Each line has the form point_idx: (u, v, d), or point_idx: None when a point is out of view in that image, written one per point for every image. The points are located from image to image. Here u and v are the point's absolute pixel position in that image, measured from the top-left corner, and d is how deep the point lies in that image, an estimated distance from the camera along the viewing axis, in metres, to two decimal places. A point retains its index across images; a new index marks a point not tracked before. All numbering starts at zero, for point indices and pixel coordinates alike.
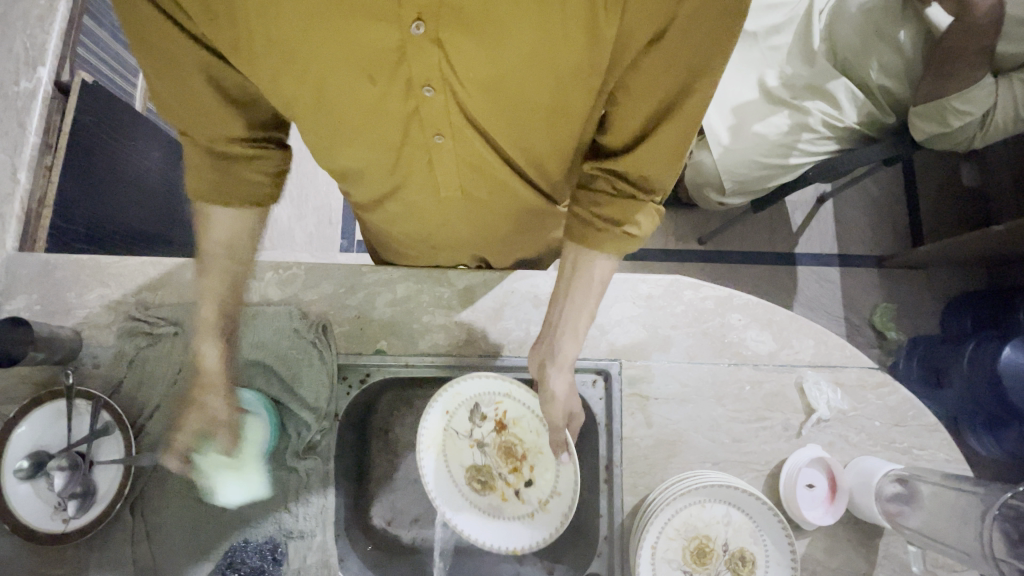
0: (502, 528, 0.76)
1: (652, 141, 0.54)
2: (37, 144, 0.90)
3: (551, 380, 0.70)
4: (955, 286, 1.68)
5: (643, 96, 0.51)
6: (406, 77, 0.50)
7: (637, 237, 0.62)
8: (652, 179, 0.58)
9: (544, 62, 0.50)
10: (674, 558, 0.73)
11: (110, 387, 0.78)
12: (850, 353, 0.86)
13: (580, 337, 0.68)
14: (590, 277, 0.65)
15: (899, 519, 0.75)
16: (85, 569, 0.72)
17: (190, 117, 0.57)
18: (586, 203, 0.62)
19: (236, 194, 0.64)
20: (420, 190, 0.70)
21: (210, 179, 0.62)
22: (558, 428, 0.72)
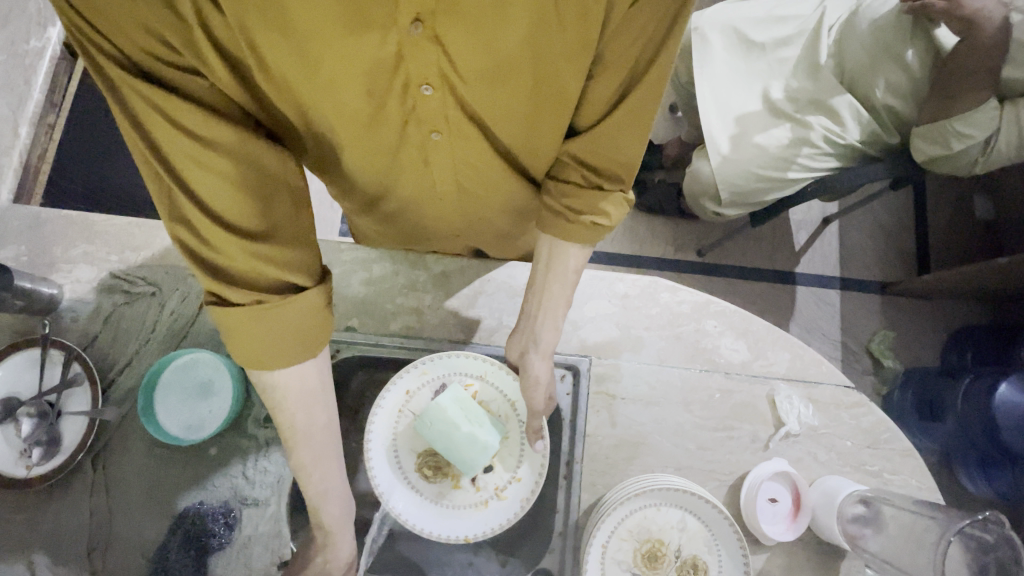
0: (451, 516, 0.72)
1: (623, 116, 0.56)
2: (40, 101, 1.01)
3: (532, 365, 0.71)
4: (959, 319, 1.64)
5: (616, 72, 0.54)
6: (404, 79, 0.50)
7: (607, 225, 0.63)
8: (624, 159, 0.60)
9: (537, 56, 0.50)
10: (623, 560, 0.72)
11: (85, 341, 0.80)
12: (826, 370, 0.85)
13: (559, 326, 0.71)
14: (565, 267, 0.67)
15: (860, 542, 0.73)
16: (43, 516, 0.73)
17: (201, 237, 0.48)
18: (558, 197, 0.63)
19: (297, 339, 0.53)
20: (413, 191, 0.70)
21: (242, 317, 0.50)
22: (537, 413, 0.71)
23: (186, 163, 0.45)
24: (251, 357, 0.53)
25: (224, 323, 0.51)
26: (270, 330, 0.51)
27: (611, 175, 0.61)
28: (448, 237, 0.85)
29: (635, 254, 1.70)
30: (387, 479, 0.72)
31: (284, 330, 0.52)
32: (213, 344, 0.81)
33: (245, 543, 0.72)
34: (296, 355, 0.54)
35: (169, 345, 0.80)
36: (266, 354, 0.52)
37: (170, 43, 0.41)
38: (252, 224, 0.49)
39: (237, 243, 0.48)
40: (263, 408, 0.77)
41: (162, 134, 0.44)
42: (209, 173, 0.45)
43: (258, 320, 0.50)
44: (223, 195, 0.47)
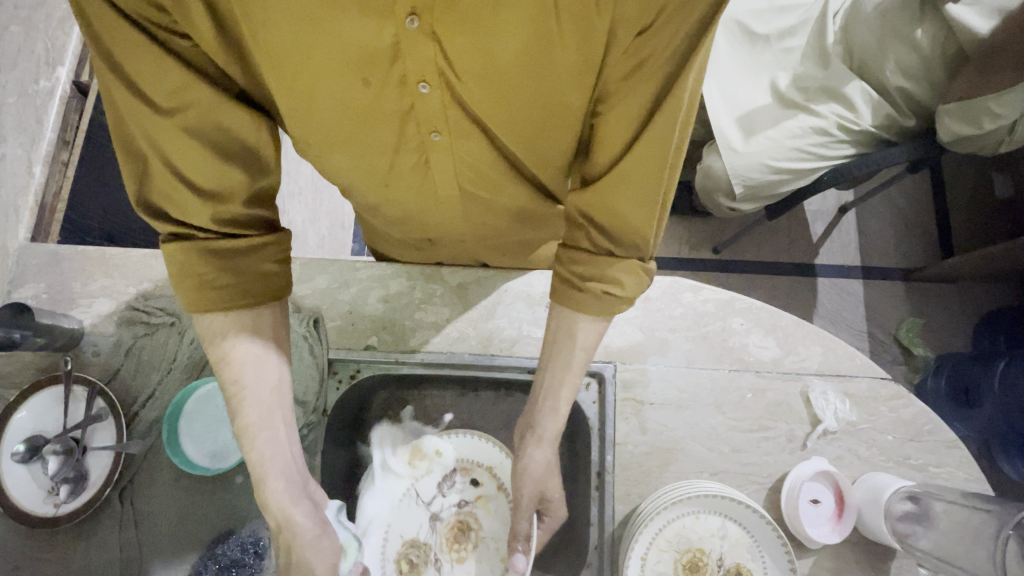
0: None
1: (632, 171, 0.47)
2: (53, 140, 0.97)
3: (528, 453, 0.62)
4: (989, 301, 1.59)
5: (630, 110, 0.44)
6: (400, 76, 0.45)
7: (620, 298, 0.55)
8: (634, 224, 0.50)
9: (540, 63, 0.44)
10: (664, 572, 0.69)
11: (107, 375, 0.80)
12: (861, 363, 0.82)
13: (564, 412, 0.61)
14: (571, 340, 0.58)
15: (910, 540, 0.70)
16: (72, 556, 0.73)
17: (159, 161, 0.47)
18: (567, 262, 0.55)
19: (235, 298, 0.53)
20: (418, 195, 0.64)
21: (183, 262, 0.51)
22: (523, 509, 0.62)
23: (160, 123, 0.45)
24: (194, 302, 0.53)
25: (172, 258, 0.52)
26: (221, 281, 0.52)
27: (623, 239, 0.52)
28: (458, 245, 0.82)
29: None
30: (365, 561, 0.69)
31: (217, 286, 0.52)
32: None
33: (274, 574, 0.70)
34: (240, 317, 0.55)
35: (190, 374, 0.80)
36: (207, 303, 0.53)
37: (166, 9, 0.40)
38: (206, 179, 0.48)
39: (193, 199, 0.49)
40: None
41: (141, 69, 0.43)
42: (178, 137, 0.46)
43: (205, 264, 0.51)
44: (193, 164, 0.47)
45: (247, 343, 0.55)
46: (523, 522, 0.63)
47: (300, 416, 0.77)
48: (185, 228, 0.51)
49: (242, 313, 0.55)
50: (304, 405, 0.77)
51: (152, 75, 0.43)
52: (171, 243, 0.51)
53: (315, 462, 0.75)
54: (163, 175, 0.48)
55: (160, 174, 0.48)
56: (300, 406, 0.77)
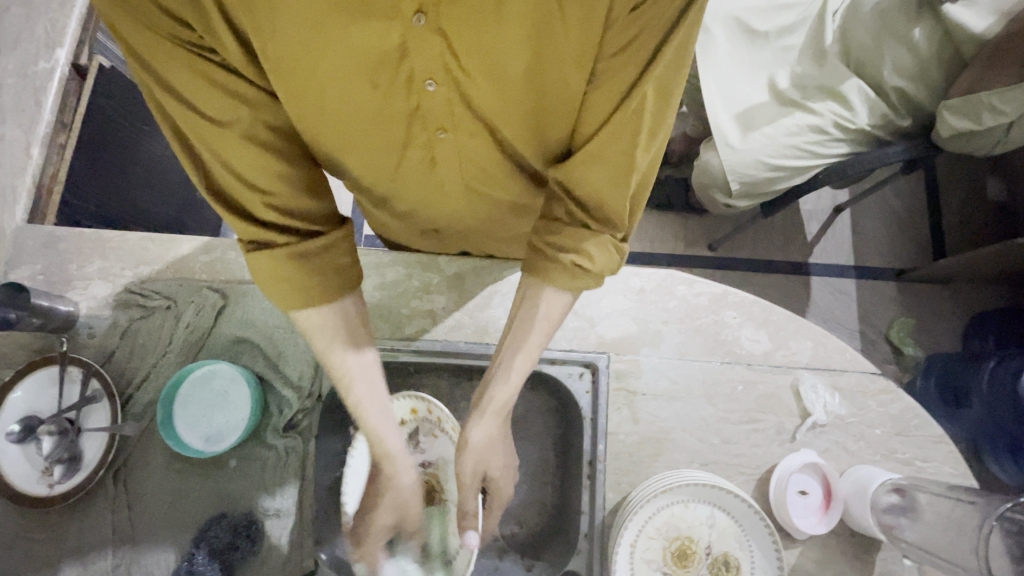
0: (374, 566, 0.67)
1: (609, 146, 0.46)
2: (51, 122, 0.96)
3: (471, 427, 0.62)
4: (979, 303, 1.60)
5: (614, 87, 0.44)
6: (407, 75, 0.45)
7: (593, 272, 0.54)
8: (613, 202, 0.50)
9: (541, 55, 0.44)
10: (653, 559, 0.70)
11: (102, 357, 0.80)
12: (851, 357, 0.83)
13: (517, 383, 0.61)
14: (535, 313, 0.58)
15: (896, 532, 0.71)
16: (65, 536, 0.73)
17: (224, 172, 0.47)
18: (543, 234, 0.56)
19: (326, 289, 0.55)
20: (420, 188, 0.65)
21: (268, 264, 0.52)
22: (468, 487, 0.64)
23: (220, 133, 0.44)
24: (286, 303, 0.55)
25: (260, 267, 0.52)
26: (305, 279, 0.53)
27: (605, 217, 0.52)
28: (457, 236, 0.82)
29: (645, 250, 1.69)
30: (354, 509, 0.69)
31: (304, 281, 0.53)
32: (228, 354, 0.80)
33: (269, 553, 0.72)
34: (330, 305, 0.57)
35: (185, 358, 0.80)
36: (302, 296, 0.55)
37: (192, 24, 0.39)
38: (269, 184, 0.49)
39: (269, 208, 0.50)
40: (282, 418, 0.77)
41: (181, 79, 0.42)
42: (244, 144, 0.46)
43: (293, 264, 0.52)
44: (264, 176, 0.48)
45: (340, 333, 0.58)
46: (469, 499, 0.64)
47: (295, 401, 0.77)
48: (263, 234, 0.51)
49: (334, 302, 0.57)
50: (298, 389, 0.78)
51: (194, 85, 0.42)
52: (255, 253, 0.51)
53: (308, 446, 0.76)
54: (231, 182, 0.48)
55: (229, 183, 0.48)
56: (295, 391, 0.78)
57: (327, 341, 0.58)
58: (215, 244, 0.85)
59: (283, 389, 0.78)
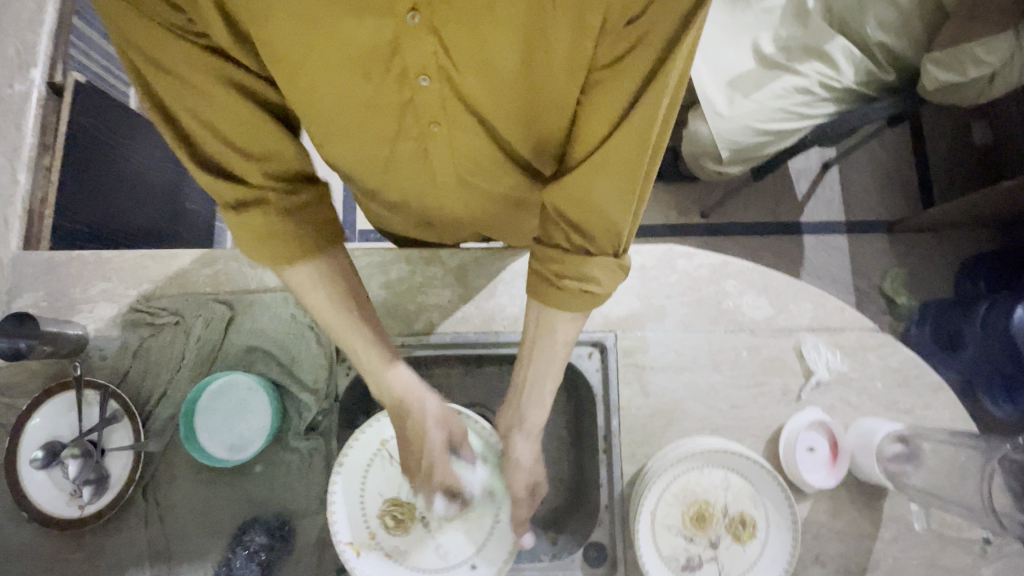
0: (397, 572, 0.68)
1: (605, 163, 0.45)
2: (33, 145, 0.94)
3: (515, 448, 0.65)
4: (969, 247, 1.63)
5: (609, 102, 0.43)
6: (401, 70, 0.45)
7: (595, 294, 0.54)
8: (610, 218, 0.49)
9: (535, 56, 0.44)
10: (673, 524, 0.73)
11: (117, 377, 0.81)
12: (850, 315, 0.85)
13: (546, 406, 0.64)
14: (552, 338, 0.58)
15: (903, 479, 0.75)
16: (101, 553, 0.75)
17: (214, 140, 0.47)
18: (543, 259, 0.55)
19: (311, 246, 0.55)
20: (417, 180, 0.64)
21: (258, 231, 0.52)
22: (519, 500, 0.66)
23: (199, 96, 0.44)
24: (269, 258, 0.54)
25: (242, 224, 0.51)
26: (291, 237, 0.53)
27: (600, 238, 0.51)
28: (457, 229, 0.82)
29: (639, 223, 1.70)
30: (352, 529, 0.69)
31: (289, 238, 0.53)
32: (243, 364, 0.81)
33: (303, 552, 0.75)
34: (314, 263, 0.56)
35: (200, 371, 0.81)
36: (290, 257, 0.54)
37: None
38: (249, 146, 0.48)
39: (252, 168, 0.49)
40: (302, 421, 0.78)
41: (167, 51, 0.41)
42: (223, 105, 0.44)
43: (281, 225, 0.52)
44: (241, 134, 0.47)
45: (340, 309, 0.59)
46: (523, 508, 0.66)
47: (313, 404, 0.79)
48: (249, 194, 0.50)
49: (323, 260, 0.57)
50: (315, 392, 0.80)
51: (177, 59, 0.42)
52: (238, 211, 0.50)
53: (331, 447, 0.78)
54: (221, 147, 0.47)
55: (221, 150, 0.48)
56: (312, 394, 0.79)
57: (323, 300, 0.58)
58: (215, 256, 0.85)
59: (300, 393, 0.79)
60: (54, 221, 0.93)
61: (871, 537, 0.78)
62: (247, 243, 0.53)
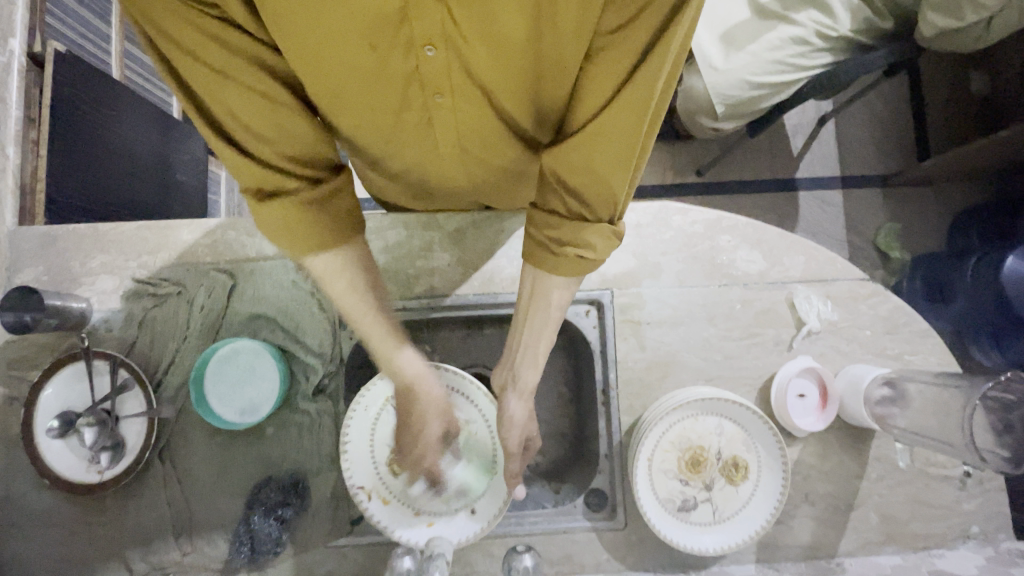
0: (409, 517, 0.74)
1: (604, 133, 0.44)
2: (19, 118, 0.92)
3: (507, 407, 0.68)
4: (962, 199, 1.64)
5: (611, 70, 0.41)
6: (407, 39, 0.43)
7: (592, 259, 0.54)
8: (609, 184, 0.48)
9: (542, 20, 0.42)
10: (669, 469, 0.77)
11: (124, 348, 0.83)
12: (842, 266, 0.86)
13: (540, 367, 0.65)
14: (547, 303, 0.59)
15: (888, 421, 0.78)
16: (125, 513, 0.79)
17: (237, 127, 0.45)
18: (541, 227, 0.55)
19: (338, 236, 0.55)
20: (418, 151, 0.63)
21: (281, 223, 0.51)
22: (513, 453, 0.70)
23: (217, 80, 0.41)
24: (293, 248, 0.54)
25: (272, 214, 0.50)
26: (314, 225, 0.52)
27: (598, 206, 0.51)
28: (454, 198, 0.81)
29: None
30: (363, 478, 0.74)
31: (313, 230, 0.53)
32: (247, 331, 0.83)
33: (318, 507, 0.79)
34: (336, 253, 0.56)
35: (206, 339, 0.83)
36: (314, 246, 0.54)
37: None
38: (272, 135, 0.46)
39: (279, 155, 0.48)
40: (310, 384, 0.81)
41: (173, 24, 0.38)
42: (252, 99, 0.43)
43: (307, 214, 0.51)
44: (267, 125, 0.45)
45: (359, 279, 0.59)
46: (515, 461, 0.70)
47: (320, 366, 0.81)
48: (276, 183, 0.49)
49: (344, 252, 0.57)
50: (321, 355, 0.82)
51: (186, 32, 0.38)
52: (267, 202, 0.50)
53: (338, 407, 0.81)
54: (245, 136, 0.45)
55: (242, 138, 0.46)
56: (318, 357, 0.82)
57: (344, 288, 0.58)
58: (212, 225, 0.85)
59: (307, 357, 0.81)
60: (46, 195, 0.92)
61: (858, 476, 0.82)
62: (270, 233, 0.53)
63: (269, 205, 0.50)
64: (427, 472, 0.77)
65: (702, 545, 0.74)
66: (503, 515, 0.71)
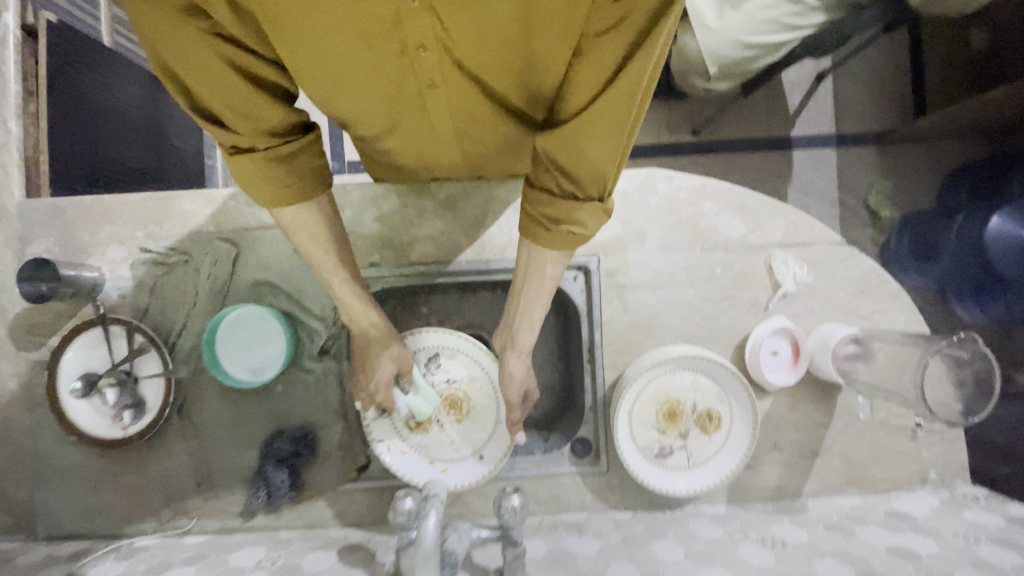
0: (425, 464, 0.83)
1: (592, 124, 0.46)
2: (18, 92, 0.93)
3: (509, 364, 0.72)
4: (955, 157, 1.64)
5: (597, 67, 0.43)
6: (400, 39, 0.44)
7: (583, 235, 0.56)
8: (599, 170, 0.49)
9: (530, 24, 0.43)
10: (647, 420, 0.84)
11: (138, 313, 0.88)
12: (820, 230, 0.90)
13: (537, 327, 0.67)
14: (542, 276, 0.61)
15: (852, 375, 0.85)
16: (151, 463, 0.87)
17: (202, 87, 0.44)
18: (532, 203, 0.55)
19: (304, 195, 0.56)
20: (414, 135, 0.63)
21: (252, 179, 0.52)
22: (513, 404, 0.76)
23: (187, 45, 0.41)
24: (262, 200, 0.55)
25: (241, 170, 0.51)
26: (283, 183, 0.53)
27: (589, 185, 0.51)
28: (449, 172, 0.82)
29: None
30: (383, 432, 0.82)
31: (276, 186, 0.53)
32: (253, 297, 0.88)
33: (327, 456, 0.87)
34: (303, 207, 0.57)
35: (214, 305, 0.87)
36: (281, 201, 0.55)
37: None
38: (236, 102, 0.46)
39: (248, 122, 0.47)
40: (314, 345, 0.87)
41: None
42: (218, 68, 0.43)
43: (272, 171, 0.52)
44: (233, 93, 0.45)
45: (322, 232, 0.60)
46: (517, 412, 0.77)
47: (323, 329, 0.87)
48: (243, 143, 0.49)
49: (311, 208, 0.58)
50: (324, 319, 0.87)
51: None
52: (235, 159, 0.50)
53: (342, 366, 0.87)
54: (211, 97, 0.45)
55: (211, 101, 0.46)
56: (321, 320, 0.87)
57: (306, 238, 0.60)
58: (212, 196, 0.88)
59: (310, 321, 0.87)
60: (49, 166, 0.95)
61: (824, 425, 0.89)
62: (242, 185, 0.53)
63: (237, 160, 0.50)
64: (437, 426, 0.84)
65: (676, 487, 0.82)
66: (508, 458, 0.80)
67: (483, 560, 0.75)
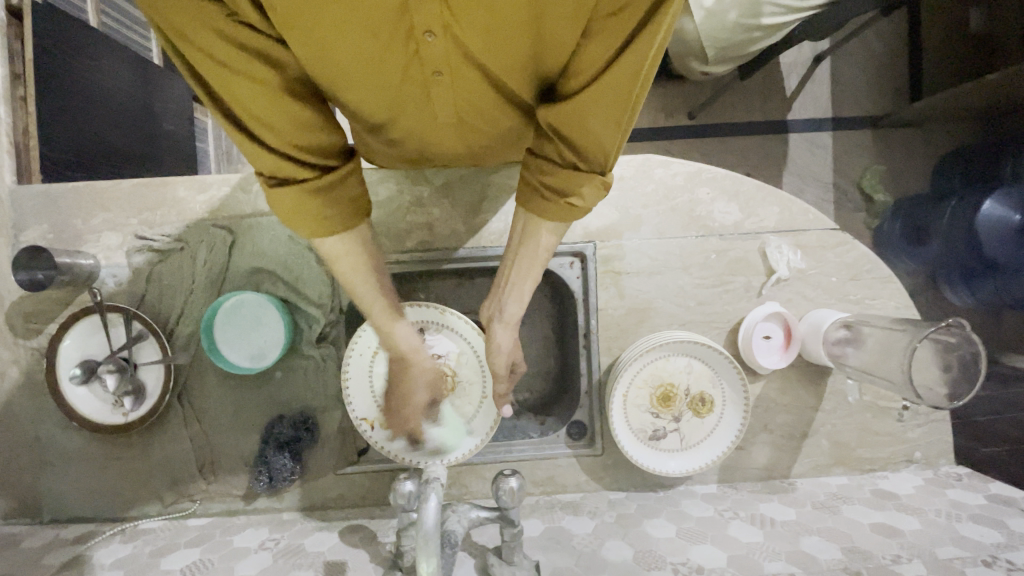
0: (412, 439, 0.85)
1: (601, 102, 0.46)
2: (4, 75, 0.91)
3: (497, 334, 0.70)
4: (950, 141, 1.64)
5: (607, 44, 0.43)
6: (408, 27, 0.44)
7: (582, 208, 0.56)
8: (606, 146, 0.49)
9: (539, 10, 0.43)
10: (642, 403, 0.85)
11: (135, 301, 0.88)
12: (814, 217, 0.90)
13: (525, 299, 0.66)
14: (536, 246, 0.61)
15: (842, 359, 0.86)
16: (152, 448, 0.88)
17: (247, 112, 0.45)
18: (534, 171, 0.56)
19: (348, 221, 0.56)
20: (418, 125, 0.63)
21: (296, 211, 0.52)
22: (502, 375, 0.75)
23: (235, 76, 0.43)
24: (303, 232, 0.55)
25: (285, 202, 0.51)
26: (326, 212, 0.53)
27: (593, 159, 0.51)
28: (448, 163, 0.82)
29: None
30: (366, 409, 0.83)
31: (321, 214, 0.53)
32: (251, 284, 0.88)
33: (328, 440, 0.88)
34: (349, 238, 0.57)
35: (212, 293, 0.88)
36: (325, 232, 0.55)
37: None
38: (280, 128, 0.47)
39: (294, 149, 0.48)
40: (313, 332, 0.87)
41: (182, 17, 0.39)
42: (265, 94, 0.44)
43: (317, 200, 0.52)
44: (280, 119, 0.46)
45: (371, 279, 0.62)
46: (503, 384, 0.77)
47: (321, 316, 0.87)
48: (287, 174, 0.50)
49: (355, 239, 0.58)
50: (322, 306, 0.87)
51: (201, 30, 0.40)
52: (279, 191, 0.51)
53: (341, 352, 0.88)
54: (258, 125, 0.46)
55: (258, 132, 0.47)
56: (318, 307, 0.87)
57: (354, 270, 0.60)
58: (207, 182, 0.87)
59: (308, 307, 0.87)
60: (40, 152, 0.93)
61: (812, 408, 0.91)
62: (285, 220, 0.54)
63: (283, 192, 0.51)
64: None
65: (667, 469, 0.84)
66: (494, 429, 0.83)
67: (482, 539, 0.78)
